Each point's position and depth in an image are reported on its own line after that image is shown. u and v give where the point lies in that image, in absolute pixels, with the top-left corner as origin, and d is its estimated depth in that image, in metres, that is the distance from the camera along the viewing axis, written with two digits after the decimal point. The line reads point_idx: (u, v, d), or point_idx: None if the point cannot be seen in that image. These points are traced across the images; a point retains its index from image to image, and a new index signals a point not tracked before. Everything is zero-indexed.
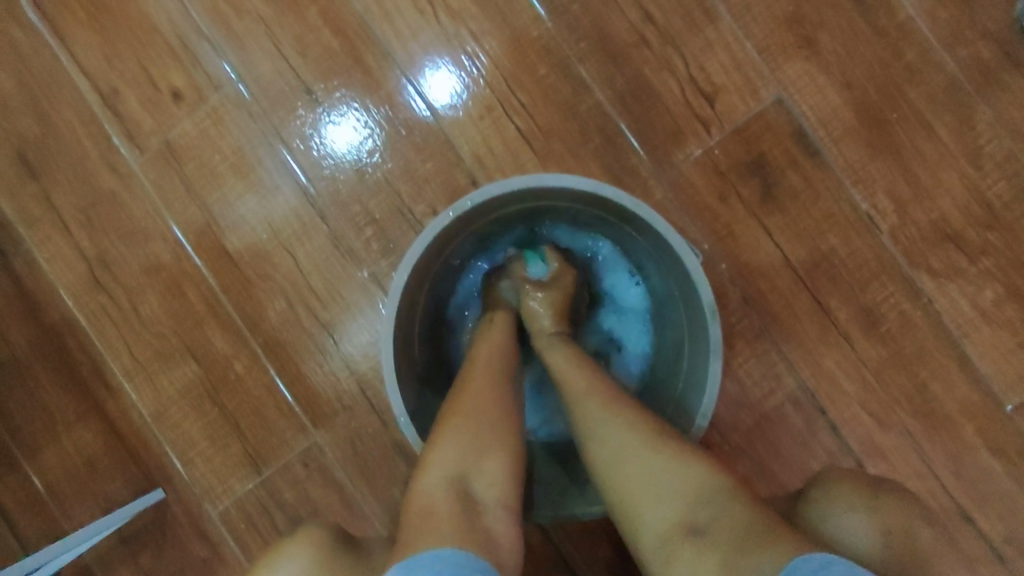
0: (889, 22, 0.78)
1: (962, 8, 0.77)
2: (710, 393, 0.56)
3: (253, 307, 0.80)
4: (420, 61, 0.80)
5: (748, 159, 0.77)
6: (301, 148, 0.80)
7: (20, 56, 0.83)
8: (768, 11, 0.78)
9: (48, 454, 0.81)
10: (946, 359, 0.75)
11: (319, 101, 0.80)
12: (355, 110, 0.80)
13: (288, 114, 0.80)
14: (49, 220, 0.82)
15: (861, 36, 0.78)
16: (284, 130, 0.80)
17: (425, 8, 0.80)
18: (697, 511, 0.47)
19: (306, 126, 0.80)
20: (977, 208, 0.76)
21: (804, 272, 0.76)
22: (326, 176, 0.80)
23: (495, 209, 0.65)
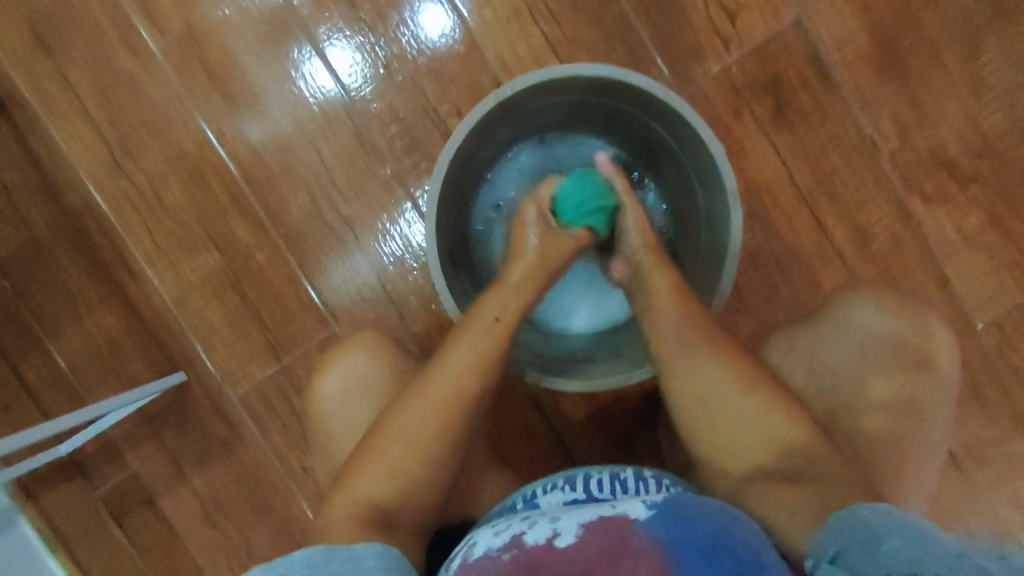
0: None
1: None
2: (730, 269, 0.61)
3: (276, 199, 0.81)
4: None
5: (764, 77, 0.80)
6: (327, 44, 0.81)
7: None
8: None
9: (70, 334, 0.83)
10: (928, 278, 0.81)
11: None
12: (383, 7, 0.80)
13: (315, 7, 0.81)
14: (67, 100, 0.82)
15: None
16: (310, 23, 0.81)
17: None
18: (784, 460, 0.56)
19: (333, 20, 0.81)
20: (973, 137, 0.81)
21: (807, 190, 0.80)
22: (352, 73, 0.81)
23: (530, 102, 0.67)
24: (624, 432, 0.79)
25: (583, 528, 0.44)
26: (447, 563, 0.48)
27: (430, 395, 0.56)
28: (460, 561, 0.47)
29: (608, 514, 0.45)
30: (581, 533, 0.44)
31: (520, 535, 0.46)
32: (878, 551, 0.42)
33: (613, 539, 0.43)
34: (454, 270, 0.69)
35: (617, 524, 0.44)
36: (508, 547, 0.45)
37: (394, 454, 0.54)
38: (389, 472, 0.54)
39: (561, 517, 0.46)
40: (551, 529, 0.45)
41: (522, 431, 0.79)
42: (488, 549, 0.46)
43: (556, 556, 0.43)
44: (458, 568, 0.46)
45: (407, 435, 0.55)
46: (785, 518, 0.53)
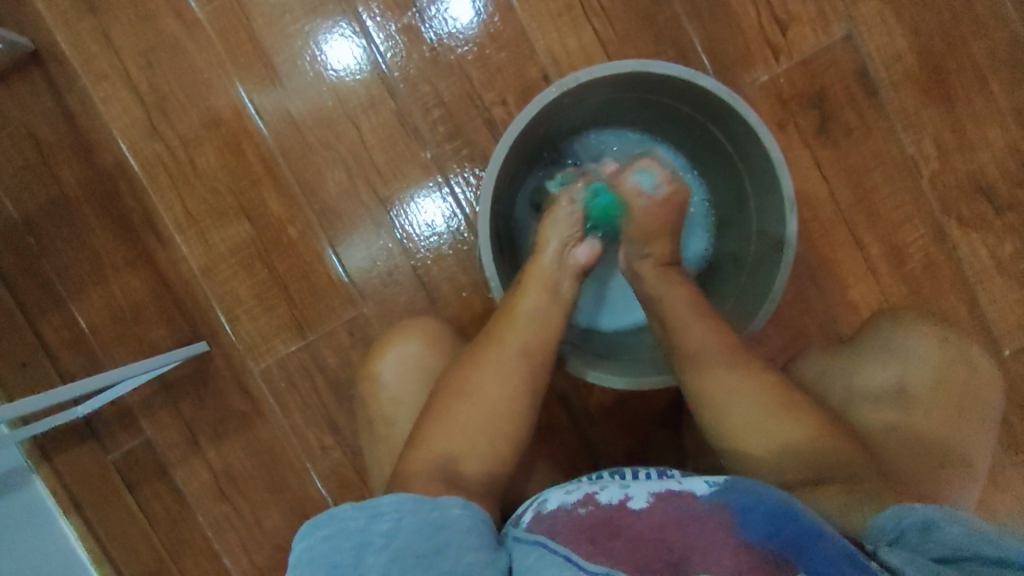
0: None
1: None
2: (783, 275, 0.60)
3: (312, 175, 0.81)
4: None
5: (811, 90, 0.80)
6: (374, 20, 0.80)
7: None
8: None
9: (93, 296, 0.81)
10: (959, 302, 0.81)
11: None
12: None
13: None
14: (107, 59, 0.80)
15: None
16: None
17: None
18: (820, 468, 0.55)
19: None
20: (1013, 165, 0.81)
21: (845, 206, 0.80)
22: (398, 51, 0.80)
23: (587, 96, 0.66)
24: (647, 436, 0.79)
25: (654, 497, 0.46)
26: (515, 516, 0.49)
27: (496, 371, 0.59)
28: (530, 514, 0.48)
29: (674, 485, 0.47)
30: (654, 500, 0.45)
31: (592, 493, 0.47)
32: (934, 537, 0.44)
33: (684, 510, 0.44)
34: (499, 257, 0.69)
35: (687, 497, 0.45)
36: (584, 502, 0.46)
37: (460, 425, 0.56)
38: (457, 444, 0.55)
39: (631, 483, 0.48)
40: (623, 493, 0.47)
41: (545, 427, 0.79)
42: (562, 503, 0.47)
43: (631, 520, 0.44)
44: (530, 520, 0.47)
45: (472, 406, 0.57)
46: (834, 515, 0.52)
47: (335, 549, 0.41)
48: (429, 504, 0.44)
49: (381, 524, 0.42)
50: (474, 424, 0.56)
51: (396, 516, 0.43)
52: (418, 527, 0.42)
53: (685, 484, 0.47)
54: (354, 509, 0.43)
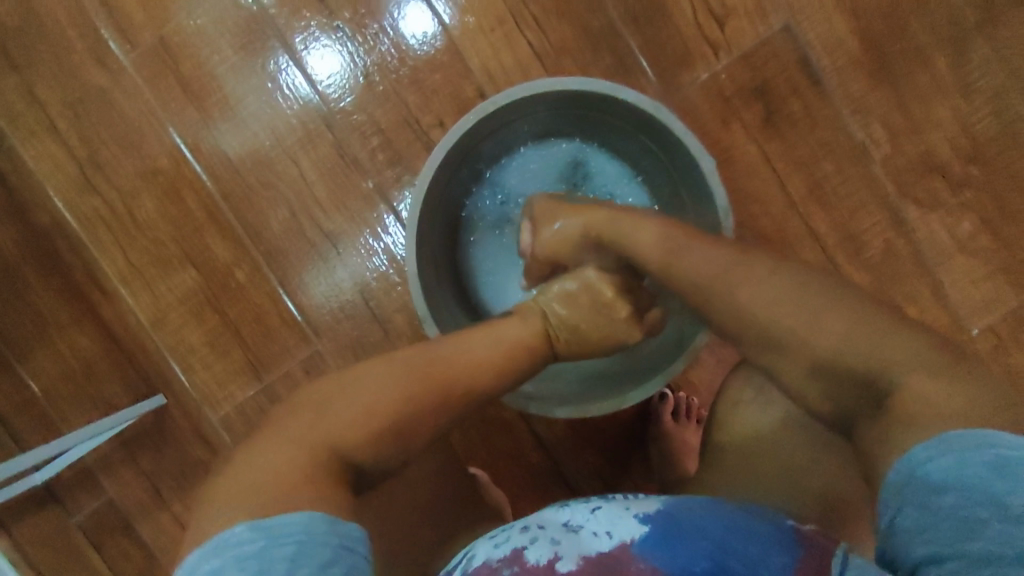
0: None
1: None
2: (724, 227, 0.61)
3: (254, 215, 0.79)
4: None
5: (753, 85, 0.78)
6: (313, 46, 0.78)
7: None
8: None
9: (42, 357, 0.80)
10: (921, 286, 0.80)
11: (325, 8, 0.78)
12: (355, 21, 0.78)
13: (293, 16, 0.78)
14: (34, 116, 0.79)
15: None
16: (286, 35, 0.78)
17: None
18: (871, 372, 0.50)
19: (311, 33, 0.78)
20: (965, 141, 0.79)
21: (798, 198, 0.79)
22: (338, 78, 0.78)
23: (512, 115, 0.65)
24: (617, 449, 0.78)
25: (584, 558, 0.42)
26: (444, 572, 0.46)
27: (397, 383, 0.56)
28: (457, 575, 0.44)
29: (602, 545, 0.43)
30: (582, 563, 0.41)
31: (520, 550, 0.43)
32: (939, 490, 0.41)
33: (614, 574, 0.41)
34: (438, 287, 0.68)
35: (616, 560, 0.42)
36: (509, 563, 0.42)
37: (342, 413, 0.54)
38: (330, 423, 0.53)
39: (562, 538, 0.44)
40: (551, 550, 0.43)
41: (514, 450, 0.77)
42: (487, 561, 0.43)
43: None
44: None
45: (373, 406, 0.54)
46: (909, 415, 0.46)
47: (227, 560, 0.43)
48: (335, 521, 0.46)
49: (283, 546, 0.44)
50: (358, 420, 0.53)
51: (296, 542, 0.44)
52: (318, 555, 0.44)
53: (613, 541, 0.43)
54: (246, 530, 0.45)
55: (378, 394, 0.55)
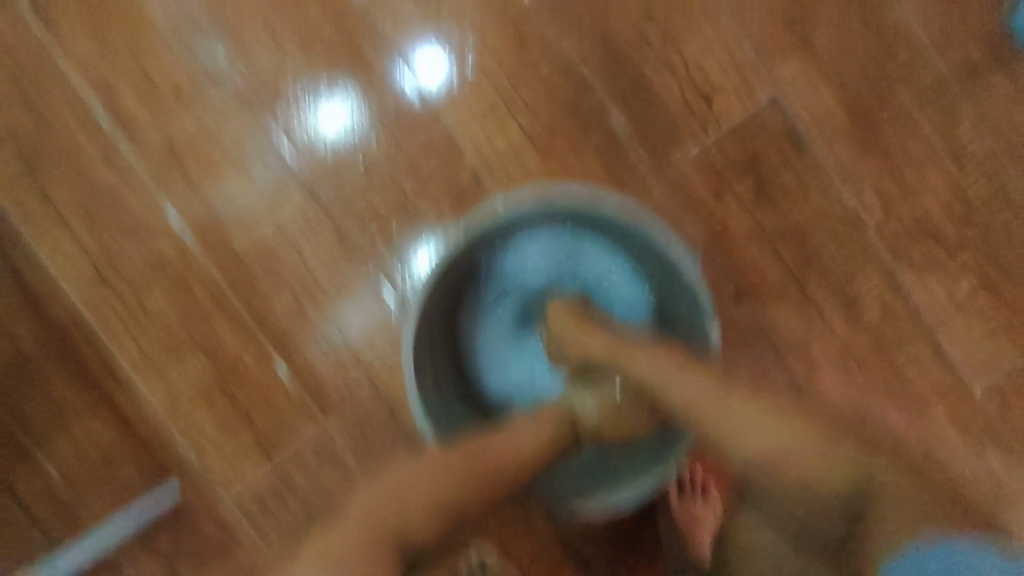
0: (883, 23, 0.78)
1: (954, 7, 0.78)
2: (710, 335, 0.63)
3: (260, 302, 0.81)
4: (414, 44, 0.80)
5: (743, 158, 0.79)
6: (325, 94, 0.81)
7: (10, 48, 0.81)
8: (766, 12, 0.79)
9: (62, 445, 0.82)
10: (922, 349, 0.80)
11: (311, 84, 0.81)
12: (343, 95, 0.80)
13: (280, 95, 0.81)
14: (47, 214, 0.82)
15: (855, 36, 0.79)
16: (277, 115, 0.81)
17: None
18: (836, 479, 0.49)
19: (299, 108, 0.81)
20: (958, 203, 0.79)
21: (793, 267, 0.80)
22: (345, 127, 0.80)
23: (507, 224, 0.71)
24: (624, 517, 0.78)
25: None
26: None
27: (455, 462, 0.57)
28: None
29: None
30: None
31: None
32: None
33: None
34: (436, 385, 0.71)
35: None
36: None
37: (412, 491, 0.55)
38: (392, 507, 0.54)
39: None
40: None
41: (520, 528, 0.77)
42: None
43: None
44: None
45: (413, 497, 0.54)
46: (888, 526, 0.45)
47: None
48: None
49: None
50: (422, 492, 0.55)
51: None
52: None
53: None
54: None
55: (435, 476, 0.56)
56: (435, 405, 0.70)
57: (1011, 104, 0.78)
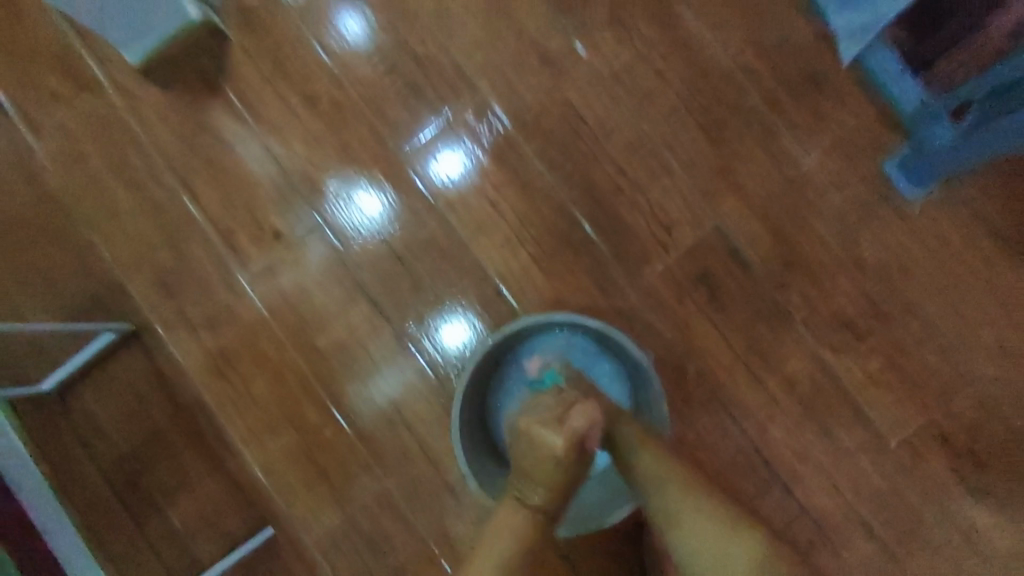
0: (794, 170, 1.02)
1: (846, 155, 1.01)
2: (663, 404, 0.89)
3: (337, 388, 1.08)
4: (427, 160, 1.09)
5: (696, 270, 1.04)
6: (362, 190, 1.10)
7: (161, 208, 1.12)
8: (707, 161, 1.04)
9: (186, 501, 1.08)
10: (848, 413, 1.01)
11: (347, 188, 1.10)
12: (371, 191, 1.10)
13: (328, 201, 1.10)
14: (182, 326, 1.11)
15: (775, 179, 1.02)
16: (330, 220, 1.10)
17: (428, 124, 1.09)
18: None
19: (341, 206, 1.10)
20: (864, 301, 1.01)
21: (739, 353, 1.02)
22: (375, 210, 1.09)
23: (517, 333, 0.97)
24: (614, 543, 1.02)
25: None
26: None
27: None
28: None
29: None
30: None
31: None
32: None
33: None
34: (478, 455, 0.95)
35: None
36: None
37: None
38: None
39: None
40: None
41: None
42: None
43: None
44: None
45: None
46: None
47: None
48: None
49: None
50: None
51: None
52: None
53: None
54: None
55: None
56: (480, 469, 0.92)
57: (899, 225, 1.01)
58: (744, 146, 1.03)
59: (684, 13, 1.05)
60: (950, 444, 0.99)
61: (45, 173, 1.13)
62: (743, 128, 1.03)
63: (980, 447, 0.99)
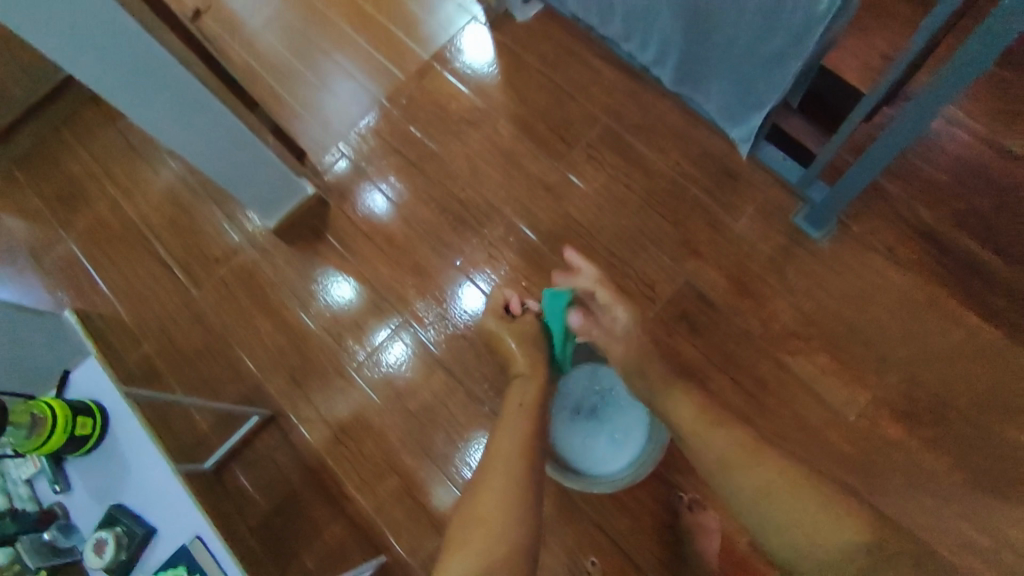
0: (731, 231, 1.44)
1: (766, 217, 1.43)
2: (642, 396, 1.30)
3: (426, 438, 1.44)
4: (472, 266, 1.53)
5: (677, 312, 1.40)
6: (426, 309, 1.52)
7: (289, 325, 1.56)
8: (670, 235, 1.46)
9: (316, 543, 1.40)
10: (810, 399, 1.32)
11: (417, 299, 1.53)
12: (435, 300, 1.53)
13: (405, 303, 1.54)
14: (308, 408, 1.50)
15: (720, 240, 1.44)
16: (409, 316, 1.53)
17: (471, 240, 1.55)
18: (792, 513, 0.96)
19: (412, 310, 1.53)
20: (803, 314, 1.37)
21: (720, 365, 1.36)
22: (449, 309, 1.52)
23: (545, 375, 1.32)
24: (659, 533, 1.30)
25: None
26: None
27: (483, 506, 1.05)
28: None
29: None
30: None
31: None
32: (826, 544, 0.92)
33: None
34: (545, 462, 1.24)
35: None
36: None
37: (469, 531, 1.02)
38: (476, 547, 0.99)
39: None
40: None
41: (593, 543, 1.30)
42: None
43: None
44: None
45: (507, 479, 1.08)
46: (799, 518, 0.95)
47: (103, 462, 0.97)
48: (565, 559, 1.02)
49: (139, 510, 0.94)
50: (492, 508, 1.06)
51: (164, 516, 0.93)
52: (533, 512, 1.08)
53: None
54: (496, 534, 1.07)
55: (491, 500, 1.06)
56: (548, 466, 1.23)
57: (815, 258, 1.40)
58: (694, 221, 1.46)
59: (636, 145, 1.53)
60: (893, 410, 1.29)
61: (207, 312, 1.61)
62: (690, 211, 1.46)
63: (918, 410, 1.29)
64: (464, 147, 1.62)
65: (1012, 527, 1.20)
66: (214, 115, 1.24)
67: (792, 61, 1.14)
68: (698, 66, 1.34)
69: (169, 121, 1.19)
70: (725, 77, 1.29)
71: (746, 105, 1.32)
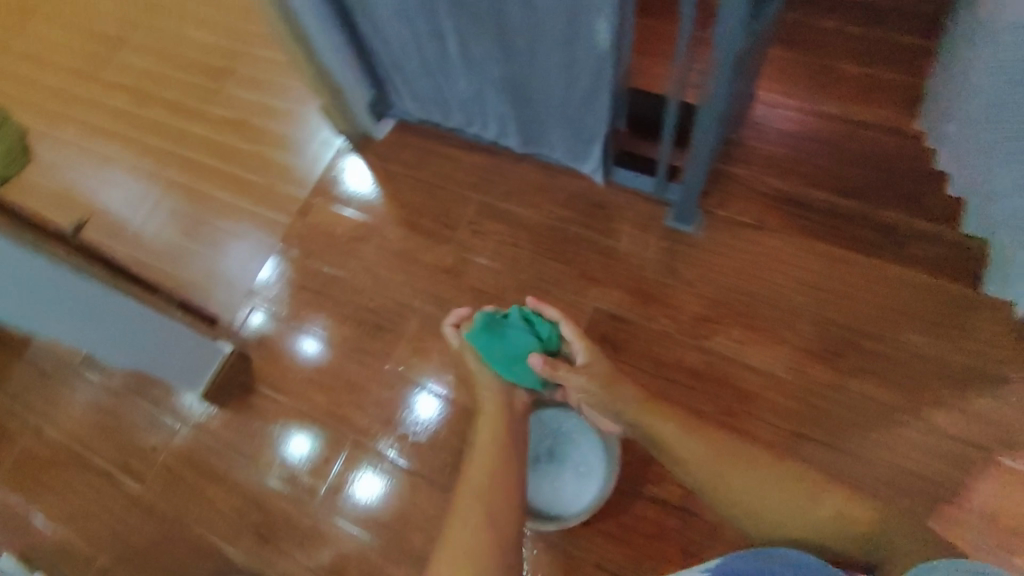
0: (617, 251, 1.56)
1: (641, 228, 1.57)
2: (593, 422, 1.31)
3: (409, 544, 1.42)
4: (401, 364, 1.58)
5: (597, 336, 1.49)
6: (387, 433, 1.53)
7: (242, 486, 1.54)
8: (567, 273, 1.56)
9: None
10: (740, 371, 1.41)
11: (359, 413, 1.55)
12: (376, 409, 1.55)
13: (349, 422, 1.55)
14: (286, 561, 1.46)
15: (610, 261, 1.55)
16: (356, 433, 1.54)
17: (393, 342, 1.60)
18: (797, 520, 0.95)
19: (357, 426, 1.54)
20: (704, 299, 1.48)
21: (651, 370, 1.43)
22: (391, 409, 1.54)
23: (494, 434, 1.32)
24: (656, 547, 1.28)
25: None
26: None
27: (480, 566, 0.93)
28: None
29: None
30: None
31: None
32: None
33: None
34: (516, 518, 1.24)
35: None
36: None
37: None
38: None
39: None
40: None
41: None
42: None
43: None
44: None
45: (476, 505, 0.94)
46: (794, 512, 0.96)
47: None
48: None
49: None
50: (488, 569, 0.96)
51: None
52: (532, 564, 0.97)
53: None
54: None
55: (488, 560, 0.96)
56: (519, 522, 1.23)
57: (695, 248, 1.53)
58: (582, 254, 1.57)
59: (510, 207, 1.66)
60: (813, 353, 1.40)
61: (157, 504, 1.56)
62: (576, 246, 1.58)
63: (833, 345, 1.40)
64: (360, 261, 1.71)
65: (947, 418, 1.32)
66: (110, 305, 1.26)
67: (602, 88, 1.28)
68: (533, 118, 1.48)
69: (66, 322, 1.22)
70: (557, 121, 1.44)
71: (585, 139, 1.46)
